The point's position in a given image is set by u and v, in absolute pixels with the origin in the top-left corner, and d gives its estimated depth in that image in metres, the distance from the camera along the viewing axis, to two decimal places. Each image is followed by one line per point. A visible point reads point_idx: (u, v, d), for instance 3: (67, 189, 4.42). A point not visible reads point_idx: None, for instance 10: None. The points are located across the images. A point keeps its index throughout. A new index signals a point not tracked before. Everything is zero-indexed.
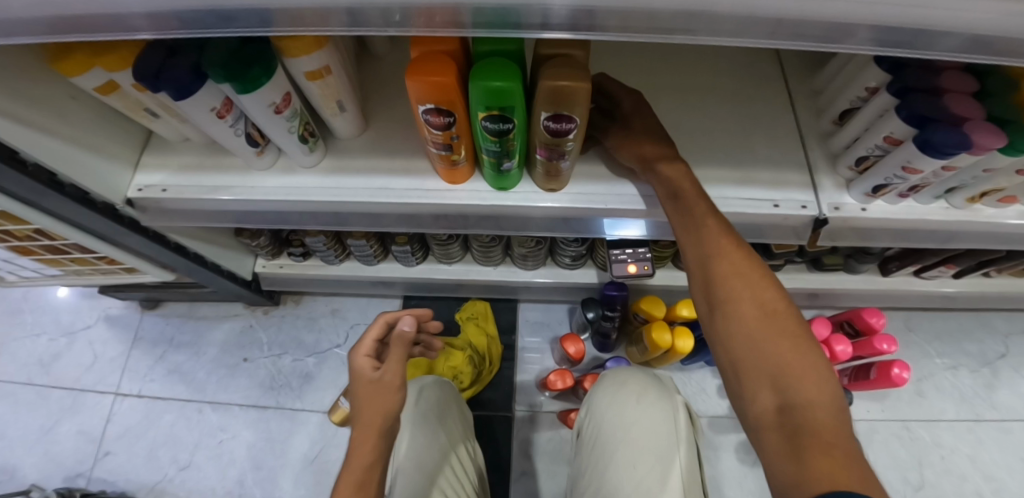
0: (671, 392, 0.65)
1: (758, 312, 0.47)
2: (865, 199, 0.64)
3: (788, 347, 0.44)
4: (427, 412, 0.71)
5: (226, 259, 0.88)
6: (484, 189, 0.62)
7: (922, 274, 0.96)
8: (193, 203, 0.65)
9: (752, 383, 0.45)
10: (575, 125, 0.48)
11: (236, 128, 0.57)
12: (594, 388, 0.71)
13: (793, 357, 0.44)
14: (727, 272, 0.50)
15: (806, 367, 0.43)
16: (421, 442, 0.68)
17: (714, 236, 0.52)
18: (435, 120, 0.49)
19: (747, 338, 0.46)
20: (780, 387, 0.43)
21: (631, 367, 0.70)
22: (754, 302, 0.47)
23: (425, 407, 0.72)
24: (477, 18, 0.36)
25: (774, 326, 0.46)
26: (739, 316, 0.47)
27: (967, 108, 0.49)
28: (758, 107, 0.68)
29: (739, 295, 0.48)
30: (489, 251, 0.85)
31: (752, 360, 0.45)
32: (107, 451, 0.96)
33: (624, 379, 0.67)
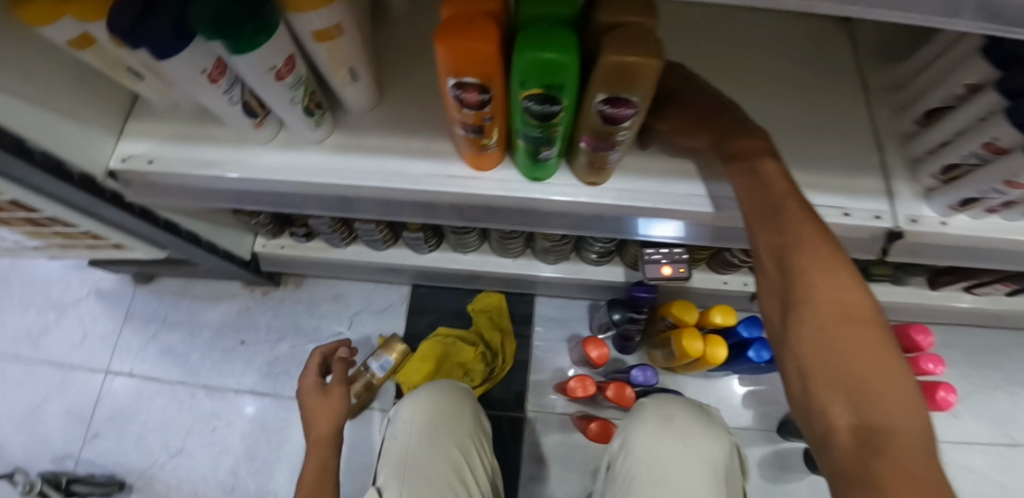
0: (717, 431, 0.62)
1: (840, 315, 0.40)
2: (948, 213, 0.56)
3: (873, 358, 0.37)
4: (434, 426, 0.64)
5: (222, 238, 0.81)
6: (514, 179, 0.54)
7: (973, 290, 0.89)
8: (183, 179, 0.58)
9: (826, 395, 0.38)
10: (636, 111, 0.40)
11: (230, 94, 0.49)
12: (634, 412, 0.65)
13: (878, 371, 0.37)
14: (805, 265, 0.42)
15: (893, 386, 0.36)
16: (427, 462, 0.62)
17: (794, 222, 0.44)
18: (469, 96, 0.41)
19: (822, 344, 0.39)
20: (858, 403, 0.36)
21: (675, 398, 0.65)
22: (835, 303, 0.40)
23: (431, 420, 0.65)
24: None
25: (859, 333, 0.39)
26: (816, 318, 0.40)
27: None
28: (829, 98, 0.60)
29: (819, 294, 0.41)
30: (508, 243, 0.78)
31: (826, 370, 0.39)
32: (95, 433, 0.92)
33: (670, 414, 0.62)
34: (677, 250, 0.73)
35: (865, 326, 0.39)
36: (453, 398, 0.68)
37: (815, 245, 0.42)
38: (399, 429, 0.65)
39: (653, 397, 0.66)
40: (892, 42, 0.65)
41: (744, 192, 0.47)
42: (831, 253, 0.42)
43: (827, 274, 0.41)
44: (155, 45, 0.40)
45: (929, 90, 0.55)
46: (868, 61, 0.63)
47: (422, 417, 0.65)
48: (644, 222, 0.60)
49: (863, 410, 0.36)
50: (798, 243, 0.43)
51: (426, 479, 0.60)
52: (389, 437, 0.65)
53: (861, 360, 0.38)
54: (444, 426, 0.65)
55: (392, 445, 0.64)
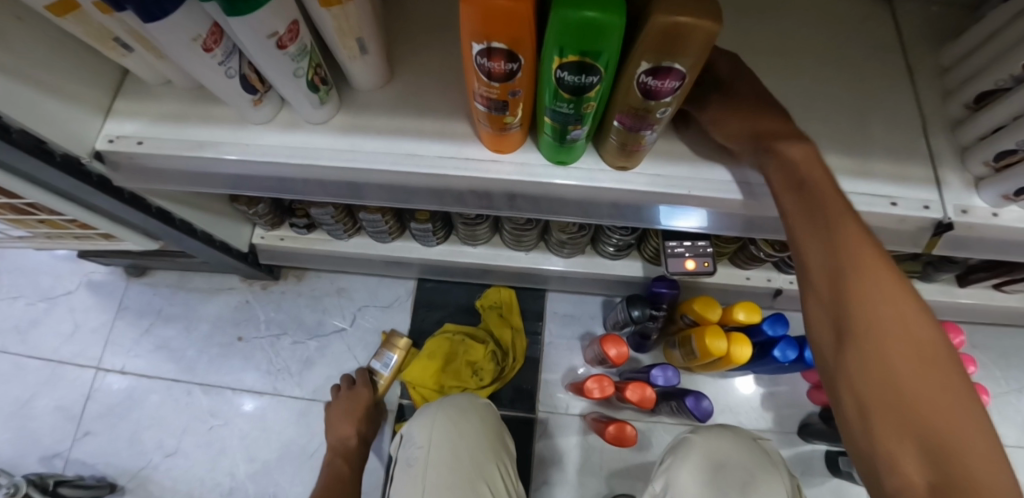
0: (768, 475, 0.59)
1: (910, 351, 0.35)
2: (1000, 204, 0.52)
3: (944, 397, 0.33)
4: (452, 454, 0.60)
5: (219, 229, 0.76)
6: (537, 162, 0.49)
7: (1004, 288, 0.85)
8: (177, 161, 0.53)
9: (891, 438, 0.34)
10: (682, 83, 0.36)
11: (227, 66, 0.44)
12: (679, 450, 0.63)
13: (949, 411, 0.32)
14: (868, 292, 0.37)
15: (972, 438, 0.32)
16: (445, 492, 0.57)
17: (848, 235, 0.39)
18: (495, 66, 0.36)
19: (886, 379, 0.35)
20: (937, 459, 0.32)
21: (726, 439, 0.62)
22: (905, 338, 0.35)
23: (448, 448, 0.60)
24: None
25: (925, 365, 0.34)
26: (884, 353, 0.35)
27: None
28: (873, 79, 0.56)
29: (881, 319, 0.36)
30: (522, 235, 0.74)
31: (896, 416, 0.34)
32: (86, 432, 0.87)
33: (721, 460, 0.60)
34: (702, 243, 0.68)
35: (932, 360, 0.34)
36: (473, 422, 0.63)
37: (872, 263, 0.38)
38: (415, 456, 0.61)
39: (698, 433, 0.64)
40: (936, 24, 0.61)
41: (795, 205, 0.42)
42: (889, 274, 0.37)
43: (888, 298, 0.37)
44: (142, 6, 0.35)
45: (984, 70, 0.51)
46: (912, 41, 0.59)
47: (439, 443, 0.61)
48: (667, 211, 0.56)
49: (939, 460, 0.32)
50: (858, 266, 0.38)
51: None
52: (406, 465, 0.61)
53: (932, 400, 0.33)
54: (463, 454, 0.60)
55: (408, 475, 0.60)
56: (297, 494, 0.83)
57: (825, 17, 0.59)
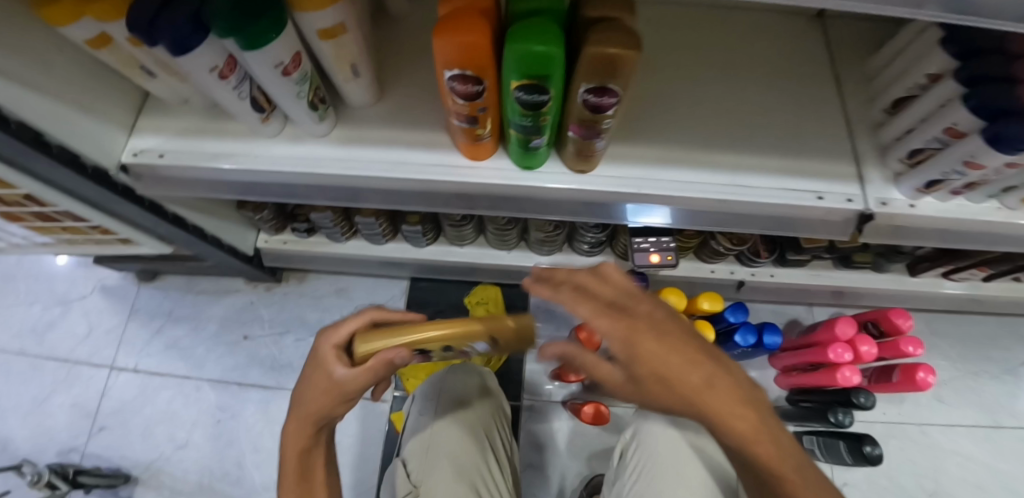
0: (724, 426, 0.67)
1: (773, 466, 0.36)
2: (915, 195, 0.60)
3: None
4: (462, 409, 0.67)
5: (227, 233, 0.83)
6: (509, 167, 0.57)
7: (952, 276, 0.92)
8: (193, 171, 0.60)
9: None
10: (619, 99, 0.44)
11: (241, 90, 0.52)
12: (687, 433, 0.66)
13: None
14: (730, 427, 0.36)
15: None
16: (459, 439, 0.63)
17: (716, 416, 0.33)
18: (463, 88, 0.44)
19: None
20: None
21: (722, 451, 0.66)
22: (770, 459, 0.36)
23: (461, 402, 0.67)
24: None
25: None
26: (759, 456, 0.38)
27: None
28: (805, 89, 0.63)
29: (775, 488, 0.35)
30: (504, 235, 0.81)
31: None
32: (101, 427, 0.94)
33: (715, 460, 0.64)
34: (665, 238, 0.75)
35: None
36: (478, 385, 0.71)
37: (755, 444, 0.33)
38: (426, 409, 0.67)
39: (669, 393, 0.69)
40: (866, 38, 0.68)
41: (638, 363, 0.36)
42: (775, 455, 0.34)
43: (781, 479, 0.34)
44: (173, 41, 0.43)
45: (895, 82, 0.59)
46: (842, 56, 0.67)
47: (451, 398, 0.67)
48: (633, 208, 0.63)
49: None
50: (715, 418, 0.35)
51: (461, 459, 0.61)
52: (417, 416, 0.67)
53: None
54: (471, 408, 0.67)
55: (421, 426, 0.65)
56: None
57: (767, 33, 0.66)
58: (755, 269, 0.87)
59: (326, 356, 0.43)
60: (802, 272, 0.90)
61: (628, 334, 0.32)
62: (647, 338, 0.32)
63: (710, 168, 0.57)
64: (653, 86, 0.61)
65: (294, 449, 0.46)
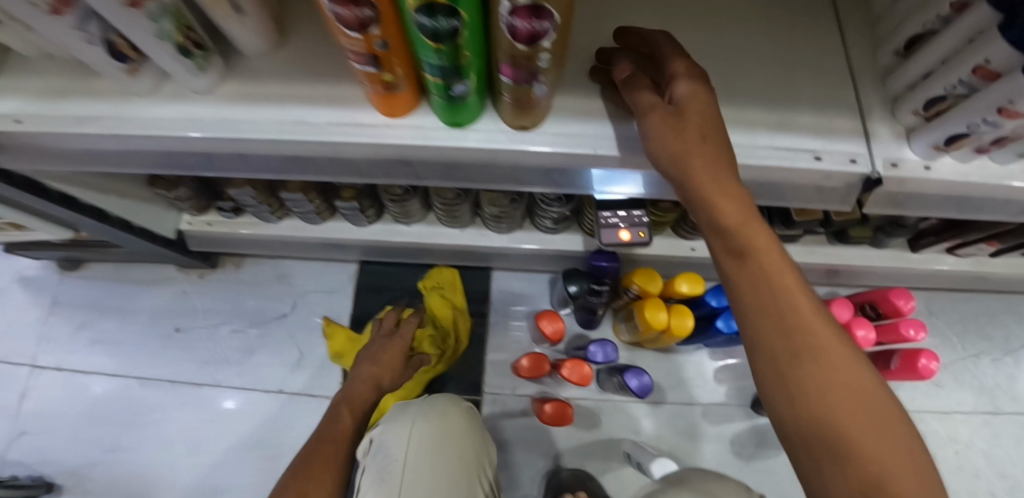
0: None
1: (846, 384, 0.30)
2: (931, 155, 0.49)
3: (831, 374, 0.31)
4: (433, 465, 0.55)
5: (140, 216, 0.73)
6: (433, 125, 0.46)
7: (956, 252, 0.84)
8: (59, 139, 0.50)
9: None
10: (553, 23, 0.32)
11: (87, 32, 0.41)
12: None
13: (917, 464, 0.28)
14: (792, 314, 0.32)
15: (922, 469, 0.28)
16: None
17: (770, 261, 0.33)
18: (346, 15, 0.32)
19: (848, 442, 0.29)
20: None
21: None
22: (841, 372, 0.30)
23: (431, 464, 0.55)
24: None
25: (882, 414, 0.30)
26: (825, 395, 0.30)
27: None
28: (800, 26, 0.53)
29: (818, 358, 0.31)
30: (454, 211, 0.70)
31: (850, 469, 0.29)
32: (23, 431, 0.84)
33: None
34: (637, 212, 0.65)
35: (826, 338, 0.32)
36: (453, 432, 0.58)
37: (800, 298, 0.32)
38: (389, 469, 0.54)
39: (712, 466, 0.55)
40: None
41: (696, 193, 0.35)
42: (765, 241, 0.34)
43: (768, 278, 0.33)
44: None
45: (909, 15, 0.48)
46: None
47: (419, 454, 0.55)
48: (600, 175, 0.52)
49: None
50: (775, 285, 0.33)
51: None
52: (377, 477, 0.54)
53: (870, 416, 0.29)
54: (444, 462, 0.55)
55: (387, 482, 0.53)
56: (239, 488, 0.80)
57: None
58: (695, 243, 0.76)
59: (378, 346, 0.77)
60: (791, 249, 0.81)
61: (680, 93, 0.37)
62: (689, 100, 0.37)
63: None
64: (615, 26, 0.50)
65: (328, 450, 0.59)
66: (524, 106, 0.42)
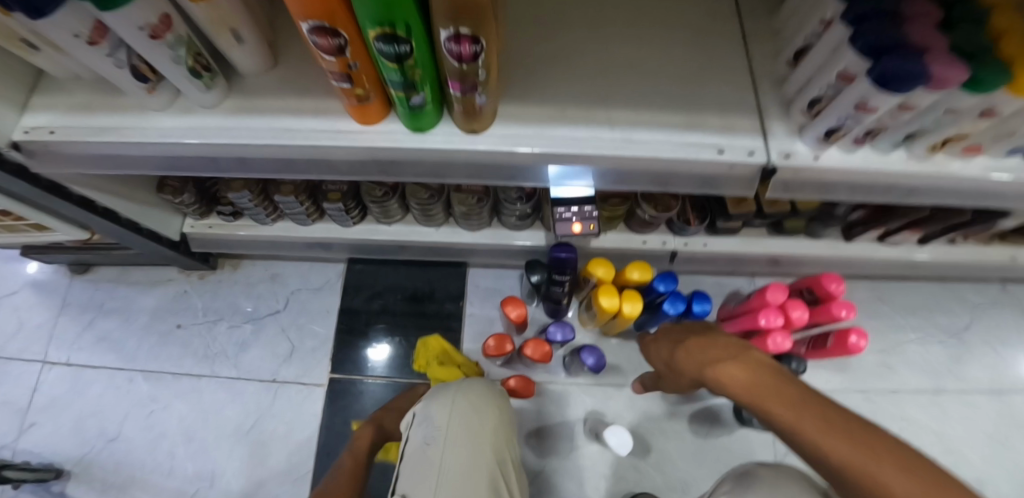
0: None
1: (820, 417, 0.41)
2: (818, 146, 0.58)
3: (860, 451, 0.38)
4: (470, 434, 0.61)
5: (148, 218, 0.82)
6: (399, 131, 0.56)
7: (886, 240, 0.94)
8: (84, 147, 0.59)
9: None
10: (482, 47, 0.43)
11: (116, 57, 0.50)
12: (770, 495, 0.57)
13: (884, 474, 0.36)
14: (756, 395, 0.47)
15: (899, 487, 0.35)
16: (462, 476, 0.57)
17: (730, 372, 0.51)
18: (323, 42, 0.43)
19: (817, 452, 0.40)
20: None
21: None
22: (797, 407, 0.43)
23: (467, 431, 0.61)
24: None
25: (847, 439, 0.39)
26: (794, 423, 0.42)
27: (927, 38, 0.46)
28: (710, 42, 0.62)
29: (777, 410, 0.44)
30: (429, 210, 0.80)
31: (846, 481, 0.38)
32: (33, 422, 0.91)
33: None
34: (588, 207, 0.74)
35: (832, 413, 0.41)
36: (487, 406, 0.65)
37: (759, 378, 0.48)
38: (431, 436, 0.60)
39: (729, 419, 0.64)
40: None
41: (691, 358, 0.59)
42: (749, 376, 0.49)
43: (778, 396, 0.45)
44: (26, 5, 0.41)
45: (795, 32, 0.58)
46: (749, 10, 0.66)
47: (459, 427, 0.61)
48: (558, 173, 0.62)
49: None
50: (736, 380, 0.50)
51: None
52: (422, 444, 0.60)
53: (842, 442, 0.39)
54: (479, 438, 0.61)
55: (428, 447, 0.59)
56: (234, 469, 0.88)
57: None
58: (687, 239, 0.88)
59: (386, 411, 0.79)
60: (734, 241, 0.90)
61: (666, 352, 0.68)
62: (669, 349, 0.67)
63: (606, 125, 0.56)
64: (553, 45, 0.59)
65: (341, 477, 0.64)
66: (470, 112, 0.52)
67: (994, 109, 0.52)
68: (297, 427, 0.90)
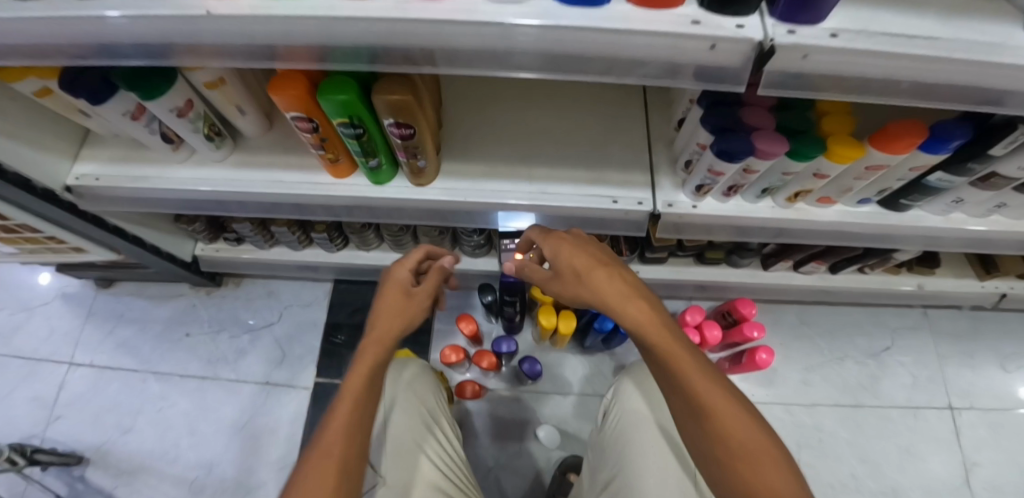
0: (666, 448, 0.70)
1: (710, 383, 0.50)
2: (696, 198, 0.73)
3: (737, 418, 0.49)
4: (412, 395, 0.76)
5: (166, 243, 0.98)
6: (363, 183, 0.72)
7: (799, 270, 1.07)
8: (122, 190, 0.76)
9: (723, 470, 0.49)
10: (415, 130, 0.58)
11: (151, 127, 0.67)
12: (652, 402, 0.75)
13: (746, 441, 0.48)
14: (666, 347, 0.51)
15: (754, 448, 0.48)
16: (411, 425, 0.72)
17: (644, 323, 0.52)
18: (302, 125, 0.59)
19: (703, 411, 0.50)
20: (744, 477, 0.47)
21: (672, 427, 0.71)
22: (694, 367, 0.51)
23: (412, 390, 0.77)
24: (335, 57, 0.43)
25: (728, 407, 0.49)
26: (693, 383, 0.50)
27: (759, 119, 0.60)
28: (616, 112, 0.78)
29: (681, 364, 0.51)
30: (398, 240, 0.95)
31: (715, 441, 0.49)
32: (60, 415, 1.06)
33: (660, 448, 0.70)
34: None
35: (741, 402, 0.50)
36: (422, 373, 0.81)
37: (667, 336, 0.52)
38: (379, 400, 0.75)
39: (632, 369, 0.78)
40: None
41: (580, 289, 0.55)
42: (679, 343, 0.52)
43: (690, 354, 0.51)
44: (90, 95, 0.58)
45: (677, 107, 0.74)
46: (651, 83, 0.82)
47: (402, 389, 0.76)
48: (505, 215, 0.75)
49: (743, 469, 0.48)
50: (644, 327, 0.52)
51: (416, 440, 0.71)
52: None
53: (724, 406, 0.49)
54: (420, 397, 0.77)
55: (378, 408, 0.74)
56: (229, 458, 1.02)
57: None
58: None
59: (404, 278, 0.65)
60: (663, 269, 1.05)
61: (559, 245, 0.58)
62: (567, 248, 0.57)
63: (525, 179, 0.72)
64: (489, 115, 0.76)
65: (359, 376, 0.55)
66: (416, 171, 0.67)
67: (823, 172, 0.65)
68: (285, 424, 1.04)
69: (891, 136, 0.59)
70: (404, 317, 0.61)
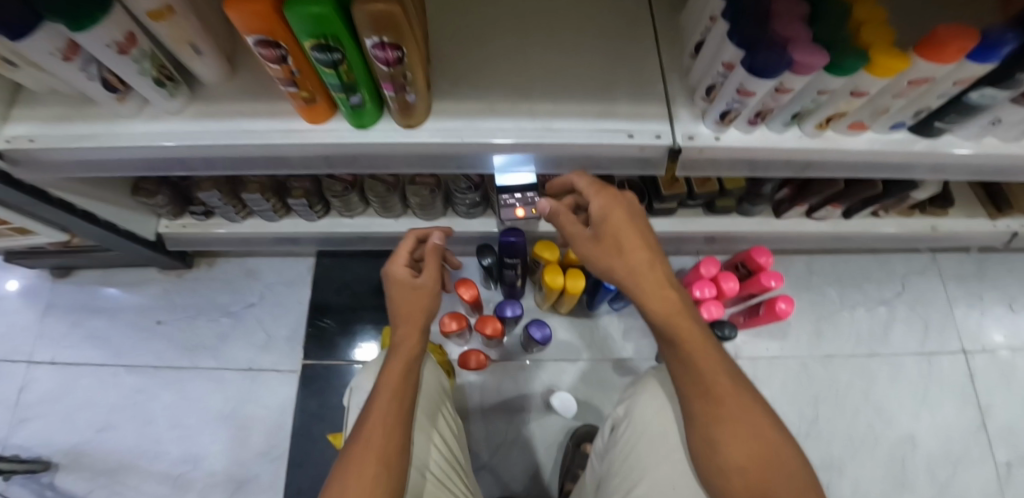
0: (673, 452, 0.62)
1: (728, 379, 0.52)
2: (718, 128, 0.66)
3: (750, 415, 0.50)
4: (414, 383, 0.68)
5: (125, 220, 0.88)
6: (345, 127, 0.63)
7: (812, 215, 1.02)
8: (63, 153, 0.65)
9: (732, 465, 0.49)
10: (404, 52, 0.49)
11: (88, 72, 0.56)
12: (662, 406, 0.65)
13: (756, 439, 0.50)
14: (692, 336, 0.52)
15: (760, 445, 0.49)
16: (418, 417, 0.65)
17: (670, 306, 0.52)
18: (268, 53, 0.49)
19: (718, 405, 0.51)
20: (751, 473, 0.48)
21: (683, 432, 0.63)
22: (714, 361, 0.52)
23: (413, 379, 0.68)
24: None
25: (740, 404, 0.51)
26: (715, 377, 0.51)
27: (792, 30, 0.52)
28: (621, 40, 0.70)
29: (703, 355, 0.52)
30: (387, 202, 0.87)
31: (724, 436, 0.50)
32: (22, 418, 0.96)
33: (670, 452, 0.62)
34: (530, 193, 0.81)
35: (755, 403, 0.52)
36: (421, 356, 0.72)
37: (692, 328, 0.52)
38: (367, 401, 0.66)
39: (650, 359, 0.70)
40: None
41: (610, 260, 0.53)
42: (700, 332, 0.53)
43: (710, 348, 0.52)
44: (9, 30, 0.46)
45: (692, 29, 0.66)
46: (658, 9, 0.74)
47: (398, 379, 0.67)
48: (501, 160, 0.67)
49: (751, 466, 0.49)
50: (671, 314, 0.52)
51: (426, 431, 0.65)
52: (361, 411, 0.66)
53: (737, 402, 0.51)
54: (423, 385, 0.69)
55: None
56: (217, 451, 0.94)
57: None
58: None
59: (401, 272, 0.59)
60: (672, 222, 0.99)
61: (611, 208, 0.53)
62: (622, 213, 0.53)
63: (529, 116, 0.64)
64: (482, 49, 0.67)
65: (388, 388, 0.52)
66: (405, 107, 0.59)
67: (861, 89, 0.58)
68: (275, 411, 0.96)
69: (937, 43, 0.51)
70: (418, 310, 0.58)
